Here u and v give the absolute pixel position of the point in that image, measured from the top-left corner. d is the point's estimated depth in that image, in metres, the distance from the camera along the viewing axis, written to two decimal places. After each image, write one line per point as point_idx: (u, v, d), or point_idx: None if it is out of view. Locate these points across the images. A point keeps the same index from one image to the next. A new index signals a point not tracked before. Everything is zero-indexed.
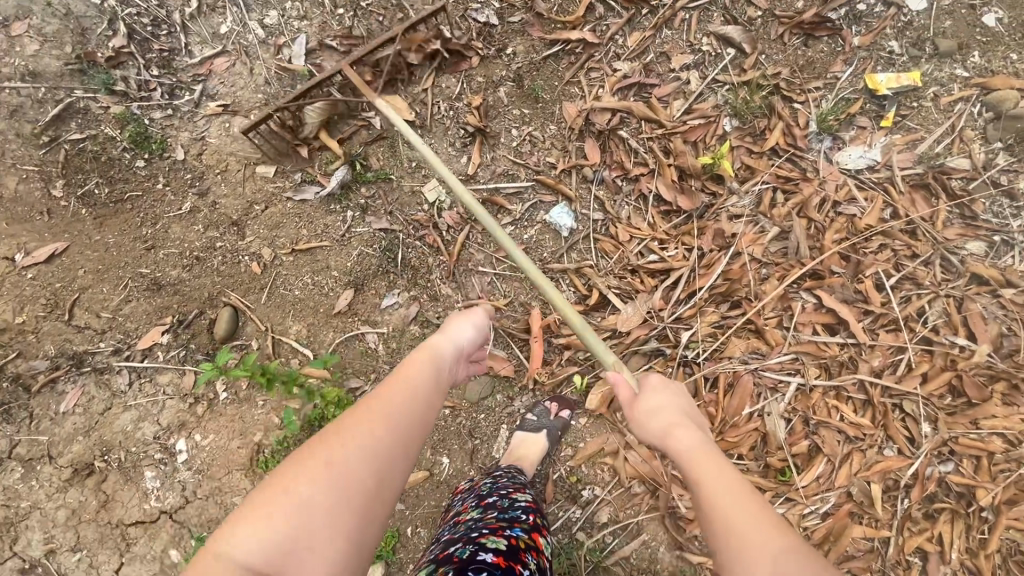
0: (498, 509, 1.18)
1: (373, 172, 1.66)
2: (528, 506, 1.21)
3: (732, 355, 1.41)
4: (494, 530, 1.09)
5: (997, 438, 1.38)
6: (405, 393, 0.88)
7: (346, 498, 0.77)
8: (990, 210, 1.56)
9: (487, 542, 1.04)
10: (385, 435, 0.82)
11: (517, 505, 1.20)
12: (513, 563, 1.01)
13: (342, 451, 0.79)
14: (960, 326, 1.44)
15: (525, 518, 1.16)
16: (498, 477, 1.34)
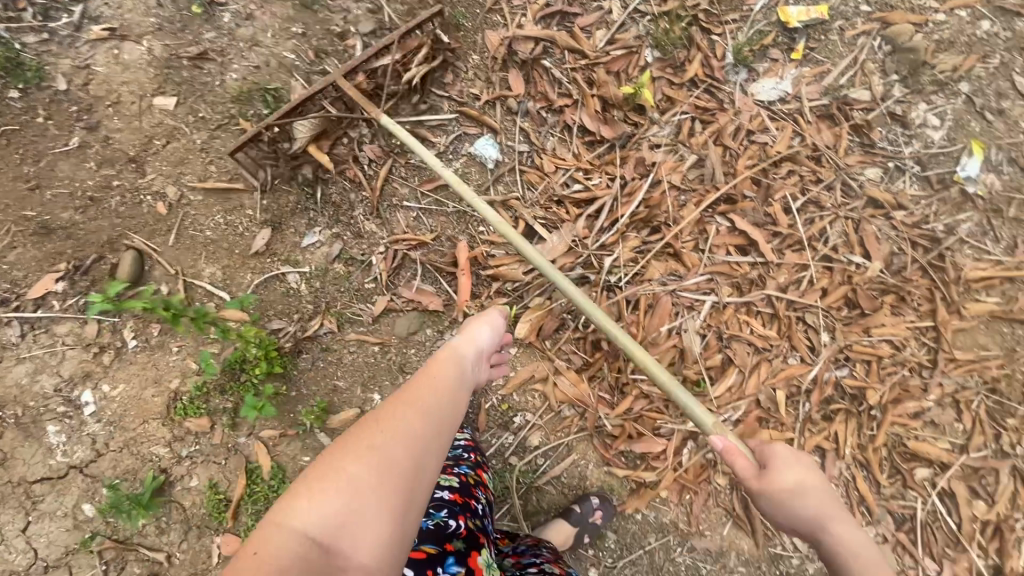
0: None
1: (286, 103, 1.55)
2: (468, 444, 1.26)
3: (652, 278, 1.46)
4: (445, 468, 1.13)
5: (884, 344, 1.53)
6: (432, 389, 0.89)
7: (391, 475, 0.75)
8: (885, 139, 1.68)
9: (441, 480, 1.08)
10: (423, 424, 0.82)
11: (457, 445, 1.25)
12: (467, 498, 1.07)
13: (383, 436, 0.78)
14: (857, 244, 1.56)
15: (468, 457, 1.21)
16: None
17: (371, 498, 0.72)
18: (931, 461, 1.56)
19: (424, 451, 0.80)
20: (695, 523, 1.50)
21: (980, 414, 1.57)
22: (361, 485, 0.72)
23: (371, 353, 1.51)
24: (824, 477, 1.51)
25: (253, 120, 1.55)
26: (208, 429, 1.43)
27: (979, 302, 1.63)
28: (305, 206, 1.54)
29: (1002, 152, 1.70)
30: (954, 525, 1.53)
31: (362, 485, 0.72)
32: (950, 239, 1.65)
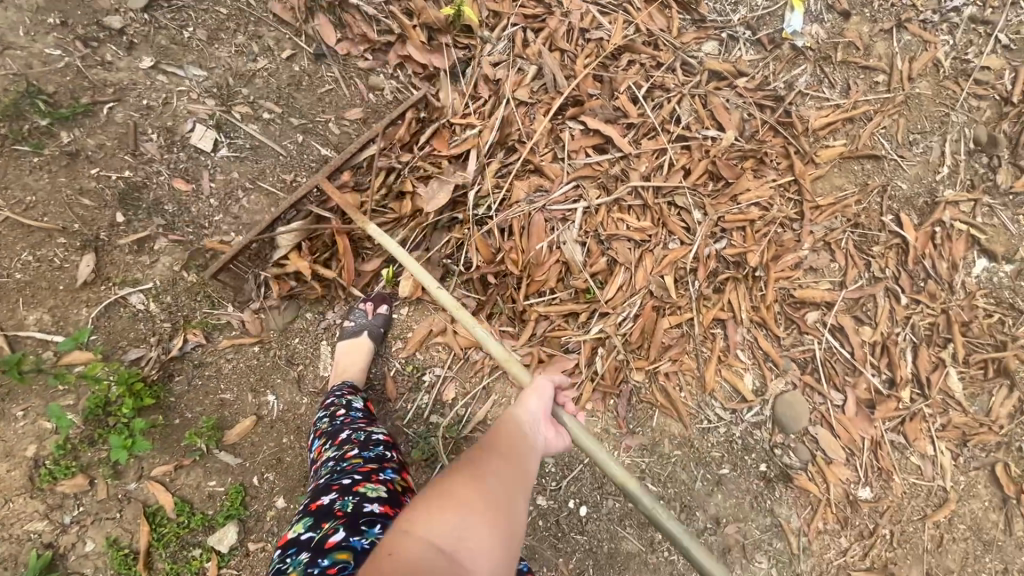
0: (358, 446, 1.09)
1: (67, 108, 1.34)
2: (388, 440, 1.14)
3: (519, 200, 1.43)
4: (368, 475, 1.00)
5: (753, 207, 1.59)
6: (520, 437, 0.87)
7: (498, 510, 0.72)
8: (714, 11, 1.70)
9: (367, 491, 0.95)
10: (519, 469, 0.80)
11: (378, 441, 1.12)
12: (399, 509, 0.96)
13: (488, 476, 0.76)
14: (708, 119, 1.59)
15: (391, 456, 1.09)
16: (332, 404, 1.27)
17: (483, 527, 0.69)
18: (817, 304, 1.66)
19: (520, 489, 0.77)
20: (623, 424, 1.53)
21: (849, 249, 1.69)
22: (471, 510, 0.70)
23: (253, 355, 1.39)
24: (729, 346, 1.59)
25: (32, 134, 1.32)
26: (88, 486, 1.28)
27: (828, 148, 1.72)
28: (125, 217, 1.35)
29: (819, 2, 1.78)
30: (848, 354, 1.66)
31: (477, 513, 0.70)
32: (791, 95, 1.71)
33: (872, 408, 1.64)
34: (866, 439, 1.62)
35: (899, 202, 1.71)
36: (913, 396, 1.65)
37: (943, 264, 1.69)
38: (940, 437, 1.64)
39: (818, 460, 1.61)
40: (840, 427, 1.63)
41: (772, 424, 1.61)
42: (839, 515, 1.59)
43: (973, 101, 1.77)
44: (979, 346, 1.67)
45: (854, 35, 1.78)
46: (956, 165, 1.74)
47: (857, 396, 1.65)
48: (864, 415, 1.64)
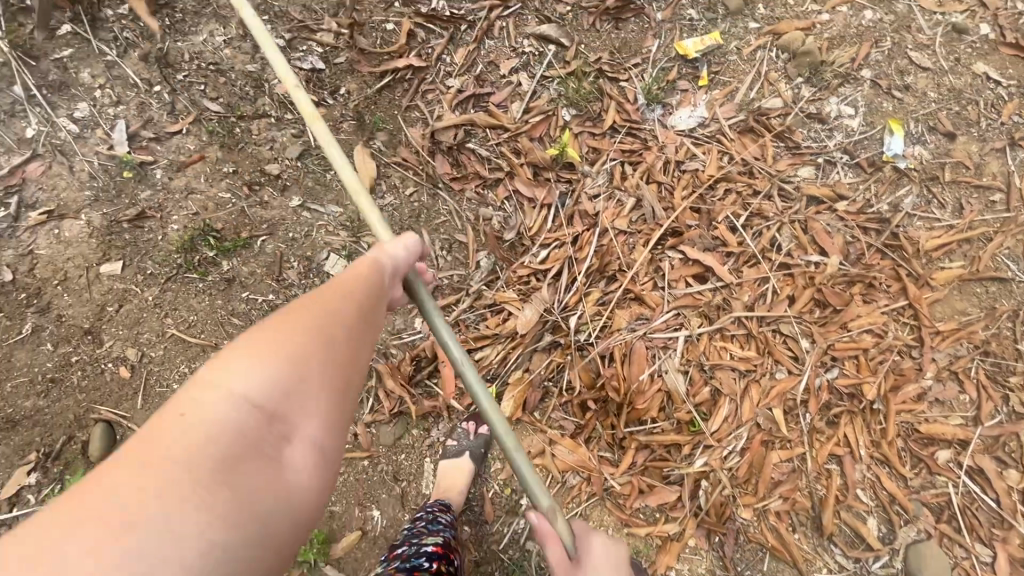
0: (401, 559, 1.14)
1: (230, 241, 1.58)
2: (434, 550, 1.15)
3: (620, 327, 1.47)
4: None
5: (866, 335, 1.53)
6: (372, 308, 0.77)
7: (327, 363, 0.67)
8: (809, 138, 1.74)
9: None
10: (364, 326, 0.74)
11: (421, 551, 1.15)
12: None
13: (319, 321, 0.68)
14: (810, 244, 1.58)
15: (427, 568, 1.10)
16: (418, 519, 1.30)
17: (316, 362, 0.65)
18: (949, 441, 1.51)
19: (359, 373, 0.71)
20: (733, 568, 1.41)
21: (981, 379, 1.55)
22: (304, 356, 0.65)
23: (362, 469, 1.46)
24: (848, 484, 1.46)
25: (201, 264, 1.56)
26: None
27: (944, 269, 1.64)
28: None
29: (920, 124, 1.77)
30: (993, 502, 1.47)
31: (305, 382, 0.64)
32: (897, 216, 1.68)
33: None
34: None
35: None
36: None
37: None
38: None
39: None
40: None
41: None
42: None
43: None
44: None
45: (962, 155, 1.74)
46: None
47: (1009, 552, 1.44)
48: None
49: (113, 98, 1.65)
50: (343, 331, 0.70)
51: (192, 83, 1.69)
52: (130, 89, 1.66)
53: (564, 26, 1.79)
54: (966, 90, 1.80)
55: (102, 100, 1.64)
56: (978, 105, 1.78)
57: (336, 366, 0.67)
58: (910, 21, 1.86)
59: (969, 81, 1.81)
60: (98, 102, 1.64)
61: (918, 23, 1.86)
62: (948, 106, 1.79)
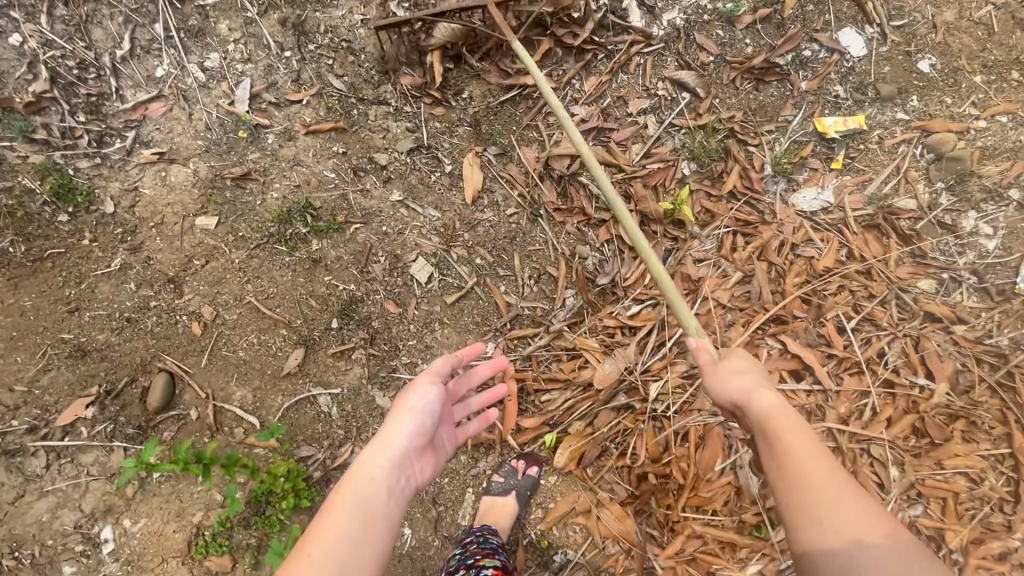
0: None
1: (324, 221, 1.56)
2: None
3: (702, 407, 1.39)
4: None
5: (960, 477, 1.40)
6: (386, 474, 0.99)
7: (354, 538, 0.88)
8: (937, 249, 1.62)
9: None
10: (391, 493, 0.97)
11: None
12: None
13: (335, 520, 0.90)
14: (919, 364, 1.47)
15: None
16: (468, 545, 1.31)
17: (360, 530, 0.90)
18: None
19: (379, 533, 0.92)
20: None
21: None
22: (355, 526, 0.90)
23: None
24: None
25: (291, 238, 1.55)
26: (229, 568, 1.35)
27: None
28: (339, 323, 1.50)
29: None
30: None
31: (344, 555, 0.86)
32: (1018, 355, 1.54)
33: None
34: None
35: None
36: None
37: None
38: None
39: None
40: None
41: None
42: None
43: None
44: None
45: None
46: None
47: None
48: None
49: (244, 55, 1.65)
50: (359, 508, 0.92)
51: (322, 55, 1.67)
52: (261, 50, 1.65)
53: (704, 76, 1.71)
54: None
55: (233, 55, 1.65)
56: None
57: (364, 534, 0.90)
58: None
59: None
60: (228, 55, 1.65)
61: None
62: None
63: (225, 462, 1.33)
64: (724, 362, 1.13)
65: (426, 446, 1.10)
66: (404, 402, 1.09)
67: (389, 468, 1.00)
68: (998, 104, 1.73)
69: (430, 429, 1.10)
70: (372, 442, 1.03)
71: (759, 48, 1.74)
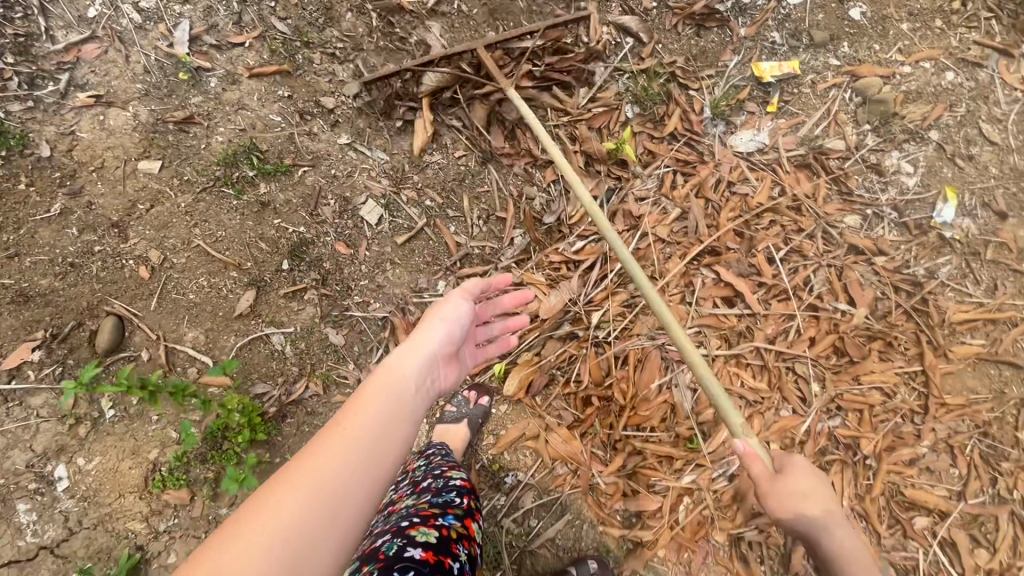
0: (431, 492, 1.18)
1: (272, 165, 1.56)
2: (463, 486, 1.21)
3: (640, 332, 1.48)
4: (426, 520, 1.07)
5: (875, 391, 1.53)
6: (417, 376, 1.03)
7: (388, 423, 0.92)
8: (862, 186, 1.73)
9: (416, 535, 1.02)
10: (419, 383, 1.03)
11: (450, 486, 1.20)
12: (443, 557, 1.00)
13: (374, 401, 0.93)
14: (841, 291, 1.58)
15: (459, 503, 1.16)
16: (431, 457, 1.34)
17: (392, 409, 0.94)
18: (928, 509, 1.54)
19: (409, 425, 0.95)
20: None
21: (972, 457, 1.58)
22: (387, 404, 0.95)
23: None
24: None
25: (238, 181, 1.55)
26: (188, 501, 1.38)
27: (964, 345, 1.66)
28: (290, 265, 1.52)
29: (974, 197, 1.76)
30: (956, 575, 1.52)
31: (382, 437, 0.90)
32: (931, 283, 1.68)
33: None
34: None
35: None
36: None
37: None
38: None
39: None
40: None
41: None
42: None
43: None
44: None
45: (1009, 237, 1.74)
46: None
47: None
48: None
49: None
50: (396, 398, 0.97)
51: None
52: None
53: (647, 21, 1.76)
54: None
55: None
56: None
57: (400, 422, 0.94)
58: (989, 92, 1.83)
59: None
60: None
61: (997, 97, 1.83)
62: (1006, 185, 1.77)
63: (174, 391, 1.37)
64: (786, 475, 1.03)
65: (451, 356, 1.18)
66: (435, 311, 1.18)
67: (420, 371, 1.05)
68: (921, 51, 1.83)
69: (455, 344, 1.19)
70: (403, 347, 1.08)
71: None
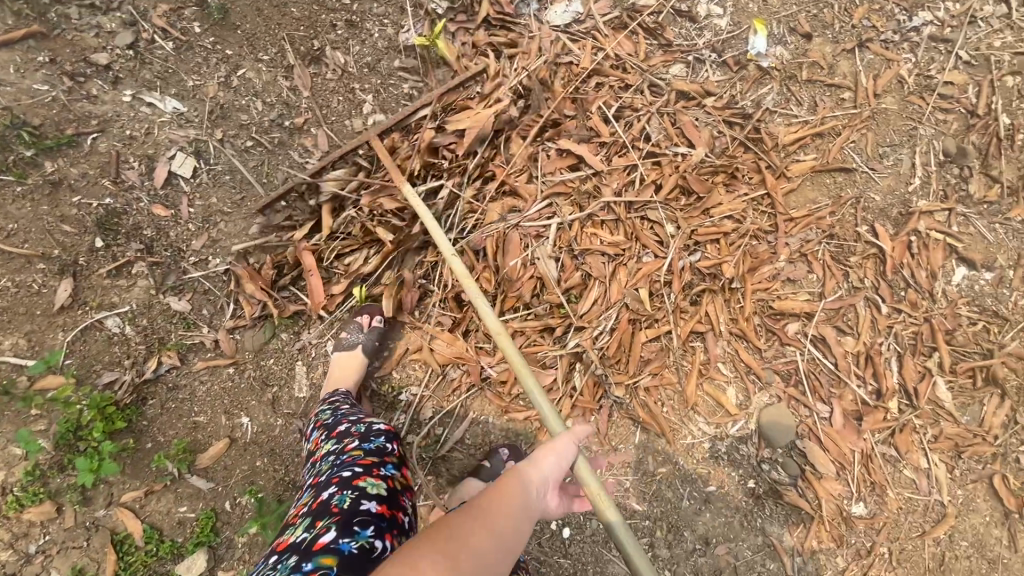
0: (358, 439, 1.09)
1: (52, 139, 1.39)
2: (389, 430, 1.13)
3: (493, 220, 1.48)
4: (369, 468, 0.99)
5: (727, 221, 1.62)
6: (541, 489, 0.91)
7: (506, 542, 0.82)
8: (680, 36, 1.77)
9: (366, 487, 0.94)
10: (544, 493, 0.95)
11: (378, 431, 1.11)
12: (395, 510, 0.95)
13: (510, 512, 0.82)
14: (677, 136, 1.64)
15: (391, 449, 1.08)
16: (335, 404, 1.28)
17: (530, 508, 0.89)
18: (797, 315, 1.67)
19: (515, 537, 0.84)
20: (605, 441, 1.53)
21: (825, 259, 1.72)
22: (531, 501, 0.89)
23: (227, 377, 1.39)
24: (709, 358, 1.58)
25: (15, 164, 1.35)
26: (55, 515, 1.25)
27: (799, 162, 1.78)
28: (104, 242, 1.38)
29: (782, 25, 1.86)
30: (832, 364, 1.66)
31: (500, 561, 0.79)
32: (759, 113, 1.77)
33: (860, 419, 1.63)
34: (856, 452, 1.61)
35: (873, 213, 1.77)
36: (901, 406, 1.65)
37: (922, 273, 1.74)
38: (933, 448, 1.63)
39: (808, 474, 1.58)
40: (829, 441, 1.61)
41: (758, 439, 1.59)
42: (833, 531, 1.56)
43: (940, 115, 1.87)
44: (965, 355, 1.69)
45: (818, 56, 1.86)
46: (927, 176, 1.82)
47: (844, 407, 1.64)
48: (853, 427, 1.63)
49: None
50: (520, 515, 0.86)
51: None
52: None
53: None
54: None
55: None
56: (833, 9, 1.90)
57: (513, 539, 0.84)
58: None
59: None
60: None
61: None
62: (808, 9, 1.88)
63: None
64: None
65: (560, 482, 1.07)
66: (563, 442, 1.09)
67: (548, 478, 0.92)
68: None
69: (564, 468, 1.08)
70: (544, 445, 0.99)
71: None
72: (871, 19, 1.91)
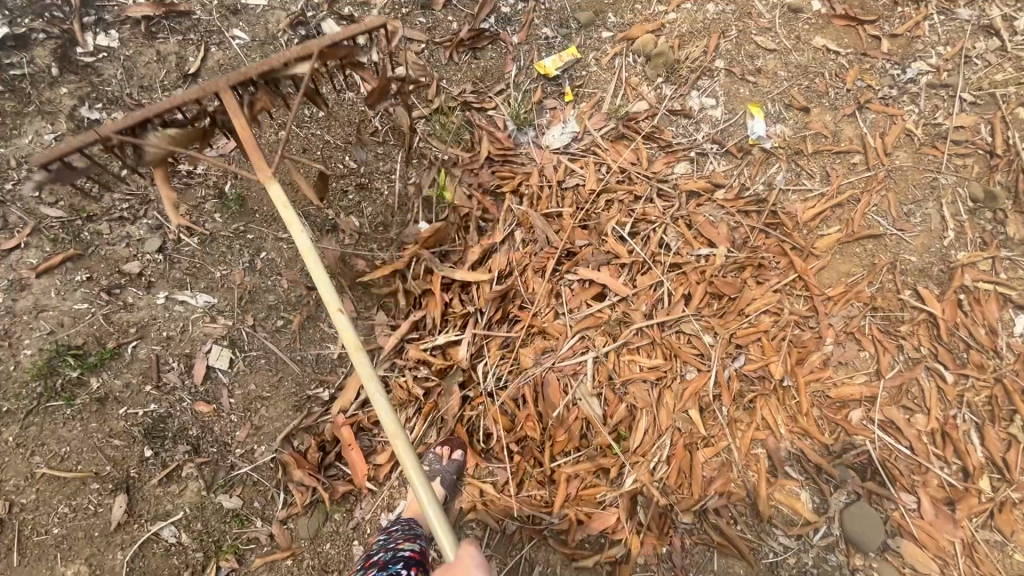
0: (378, 566, 1.13)
1: (95, 355, 1.43)
2: (410, 556, 1.14)
3: (528, 366, 1.45)
4: None
5: (764, 316, 1.57)
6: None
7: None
8: (678, 134, 1.79)
9: None
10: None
11: (399, 557, 1.14)
12: None
13: None
14: (696, 238, 1.62)
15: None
16: (391, 531, 1.28)
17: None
18: (858, 400, 1.58)
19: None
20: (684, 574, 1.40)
21: (873, 334, 1.64)
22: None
23: (286, 570, 1.36)
24: (775, 465, 1.49)
25: (65, 388, 1.40)
26: None
27: (824, 236, 1.73)
28: (153, 449, 1.39)
29: (776, 103, 1.86)
30: (908, 448, 1.55)
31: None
32: (772, 195, 1.75)
33: (953, 506, 1.51)
34: (956, 543, 1.48)
35: (913, 276, 1.70)
36: (995, 483, 1.52)
37: (981, 331, 1.64)
38: None
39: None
40: (924, 536, 1.48)
41: (846, 544, 1.48)
42: None
43: (958, 161, 1.82)
44: None
45: (820, 125, 1.85)
46: (960, 227, 1.75)
47: (931, 495, 1.52)
48: (946, 516, 1.50)
49: None
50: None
51: (24, 190, 1.53)
52: None
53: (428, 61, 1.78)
54: (811, 64, 1.91)
55: None
56: (824, 77, 1.90)
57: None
58: (750, 8, 1.96)
59: (813, 56, 1.93)
60: None
61: (758, 9, 1.96)
62: (799, 81, 1.89)
63: None
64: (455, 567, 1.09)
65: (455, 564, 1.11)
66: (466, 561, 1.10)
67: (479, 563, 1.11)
68: None
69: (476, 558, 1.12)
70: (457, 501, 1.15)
71: (461, 21, 1.81)
72: (865, 79, 1.91)
